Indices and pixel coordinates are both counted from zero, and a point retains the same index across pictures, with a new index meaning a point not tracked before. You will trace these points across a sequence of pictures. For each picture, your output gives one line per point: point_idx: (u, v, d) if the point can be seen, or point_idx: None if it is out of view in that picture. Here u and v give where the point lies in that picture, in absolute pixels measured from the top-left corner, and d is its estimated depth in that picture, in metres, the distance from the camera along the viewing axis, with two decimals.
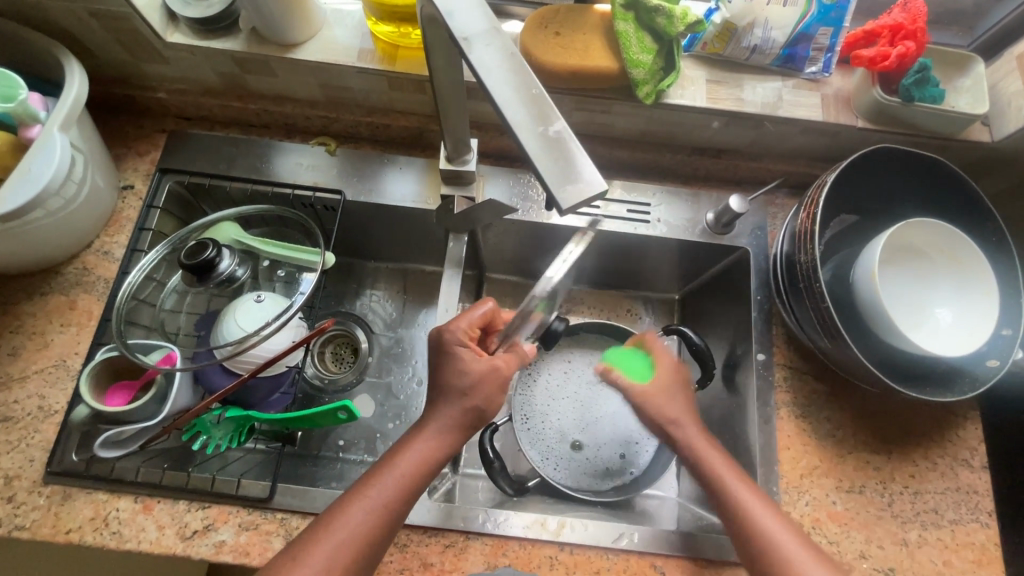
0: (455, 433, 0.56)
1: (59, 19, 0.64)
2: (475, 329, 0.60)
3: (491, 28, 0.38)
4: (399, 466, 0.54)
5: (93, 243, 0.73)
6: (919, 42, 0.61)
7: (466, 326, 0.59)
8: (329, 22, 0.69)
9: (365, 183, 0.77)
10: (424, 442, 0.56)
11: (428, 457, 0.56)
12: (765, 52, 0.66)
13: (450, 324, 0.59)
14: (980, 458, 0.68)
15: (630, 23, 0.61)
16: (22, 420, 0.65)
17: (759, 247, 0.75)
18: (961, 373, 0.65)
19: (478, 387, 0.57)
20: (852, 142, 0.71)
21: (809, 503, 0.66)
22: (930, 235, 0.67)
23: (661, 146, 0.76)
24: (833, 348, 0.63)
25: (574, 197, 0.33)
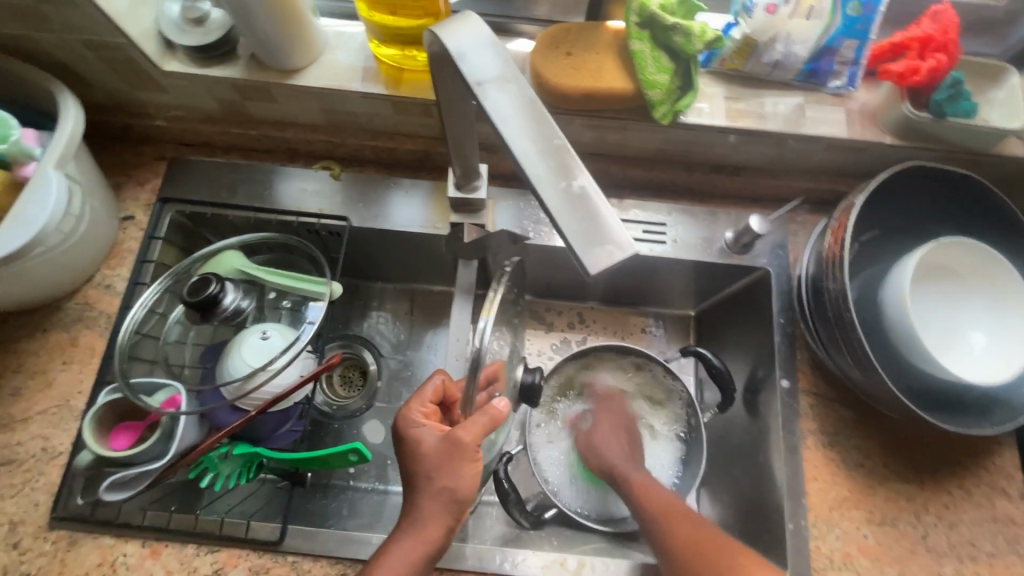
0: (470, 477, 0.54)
1: (53, 50, 0.62)
2: (430, 405, 0.57)
3: (505, 71, 0.36)
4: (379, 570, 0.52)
5: (93, 276, 0.71)
6: (951, 55, 0.58)
7: (419, 407, 0.56)
8: (330, 46, 0.67)
9: (371, 208, 0.75)
10: (410, 540, 0.53)
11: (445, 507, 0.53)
12: (786, 67, 0.63)
13: (404, 411, 0.56)
14: (1017, 486, 0.65)
15: (645, 42, 0.59)
16: (25, 462, 0.64)
17: (781, 268, 0.72)
18: (997, 400, 0.62)
19: (443, 467, 0.53)
20: (878, 158, 0.67)
21: (838, 537, 0.63)
22: (964, 254, 0.64)
23: (677, 164, 0.73)
24: (864, 378, 0.60)
25: (603, 261, 0.31)
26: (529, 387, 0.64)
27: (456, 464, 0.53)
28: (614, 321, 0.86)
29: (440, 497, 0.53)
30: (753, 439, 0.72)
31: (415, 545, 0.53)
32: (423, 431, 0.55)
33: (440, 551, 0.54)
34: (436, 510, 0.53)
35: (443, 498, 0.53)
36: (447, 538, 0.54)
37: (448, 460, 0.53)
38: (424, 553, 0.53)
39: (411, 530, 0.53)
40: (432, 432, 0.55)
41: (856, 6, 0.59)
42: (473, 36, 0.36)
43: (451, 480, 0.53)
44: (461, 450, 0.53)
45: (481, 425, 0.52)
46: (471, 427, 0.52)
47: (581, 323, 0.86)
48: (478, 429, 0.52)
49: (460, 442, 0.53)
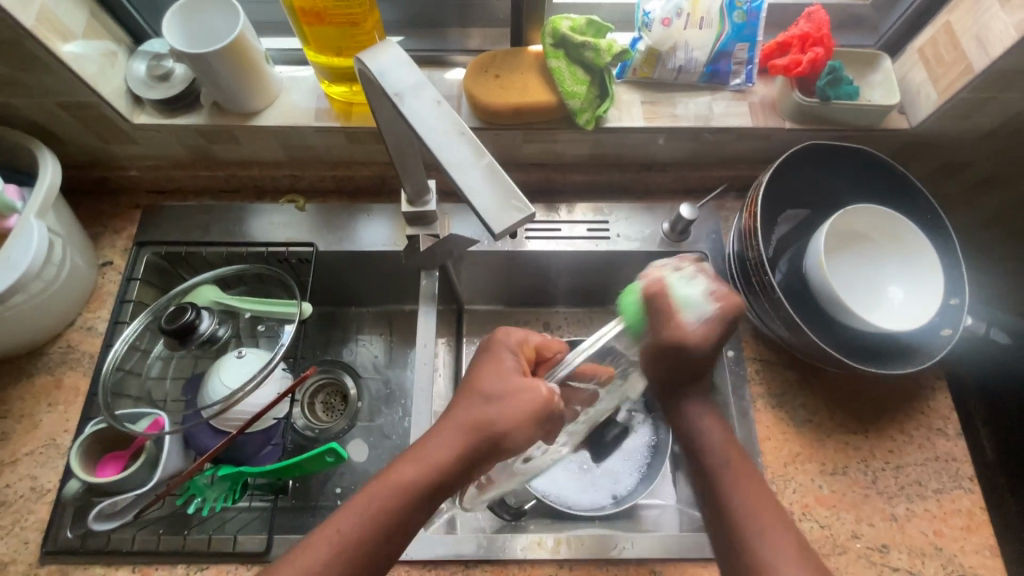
0: (518, 441, 0.51)
1: (32, 115, 0.69)
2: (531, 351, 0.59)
3: (420, 83, 0.42)
4: (344, 520, 0.49)
5: (75, 320, 0.75)
6: (827, 47, 0.67)
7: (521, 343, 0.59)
8: (285, 89, 0.74)
9: (336, 233, 0.81)
10: (414, 470, 0.51)
11: None
12: (690, 71, 0.72)
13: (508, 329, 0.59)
14: (953, 425, 0.70)
15: (561, 59, 0.67)
16: (14, 503, 0.66)
17: (715, 250, 0.79)
18: (920, 345, 0.68)
19: (508, 404, 0.52)
20: (784, 143, 0.76)
21: (796, 490, 0.67)
22: (869, 219, 0.71)
23: (611, 166, 0.81)
24: (792, 336, 0.66)
25: (508, 222, 0.37)
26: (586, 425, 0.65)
27: (518, 395, 0.53)
28: (581, 319, 0.90)
29: (471, 400, 0.53)
30: None
31: (415, 466, 0.51)
32: (511, 360, 0.56)
33: (436, 495, 0.51)
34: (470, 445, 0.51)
35: (481, 430, 0.51)
36: (457, 478, 0.51)
37: (516, 394, 0.52)
38: (424, 482, 0.50)
39: (422, 450, 0.52)
40: (517, 365, 0.56)
41: (740, 15, 0.68)
42: (389, 56, 0.43)
43: (505, 408, 0.52)
44: (536, 399, 0.52)
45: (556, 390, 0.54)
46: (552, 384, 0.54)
47: (547, 323, 0.90)
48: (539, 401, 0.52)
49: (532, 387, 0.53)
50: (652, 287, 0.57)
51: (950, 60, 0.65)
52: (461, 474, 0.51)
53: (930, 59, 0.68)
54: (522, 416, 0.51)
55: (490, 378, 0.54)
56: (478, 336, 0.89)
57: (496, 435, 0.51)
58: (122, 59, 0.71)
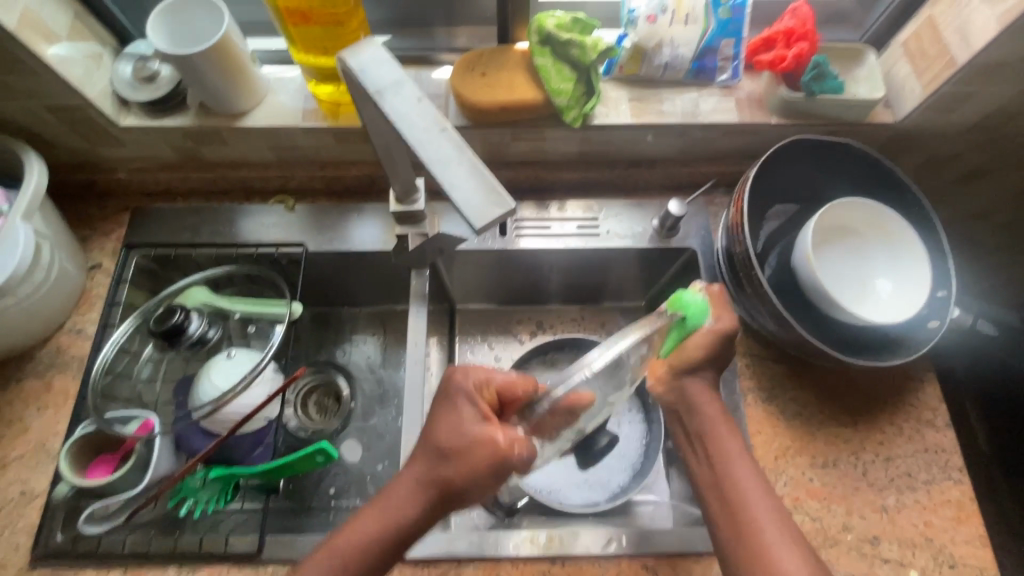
0: (478, 494, 0.52)
1: (17, 118, 0.69)
2: (489, 393, 0.56)
3: (400, 80, 0.43)
4: (360, 524, 0.51)
5: (64, 324, 0.75)
6: (812, 42, 0.67)
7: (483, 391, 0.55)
8: (273, 90, 0.74)
9: (326, 233, 0.81)
10: (375, 525, 0.51)
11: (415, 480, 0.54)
12: (676, 68, 0.72)
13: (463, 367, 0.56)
14: (942, 417, 0.71)
15: (547, 57, 0.67)
16: (4, 507, 0.66)
17: (704, 245, 0.79)
18: (907, 337, 0.69)
19: (463, 460, 0.51)
20: (771, 138, 0.76)
21: (786, 483, 0.67)
22: (856, 213, 0.71)
23: (600, 163, 0.81)
24: (780, 330, 0.66)
25: (489, 217, 0.38)
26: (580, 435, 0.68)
27: (474, 450, 0.51)
28: (574, 317, 0.90)
29: (428, 454, 0.52)
30: None
31: (373, 519, 0.51)
32: (465, 408, 0.54)
33: (404, 542, 0.51)
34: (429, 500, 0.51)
35: (438, 485, 0.51)
36: (417, 529, 0.52)
37: (469, 453, 0.51)
38: (387, 535, 0.50)
39: (381, 505, 0.51)
40: (473, 415, 0.53)
41: (726, 11, 0.68)
42: (370, 55, 0.43)
43: (464, 464, 0.51)
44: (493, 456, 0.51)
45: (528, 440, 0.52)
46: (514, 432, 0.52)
47: (539, 321, 0.90)
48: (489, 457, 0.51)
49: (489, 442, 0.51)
50: (709, 291, 0.62)
51: (933, 54, 0.66)
52: (419, 526, 0.52)
53: (915, 52, 0.68)
54: (480, 476, 0.51)
55: (449, 431, 0.52)
56: (470, 335, 0.89)
57: (454, 490, 0.51)
58: (108, 61, 0.70)
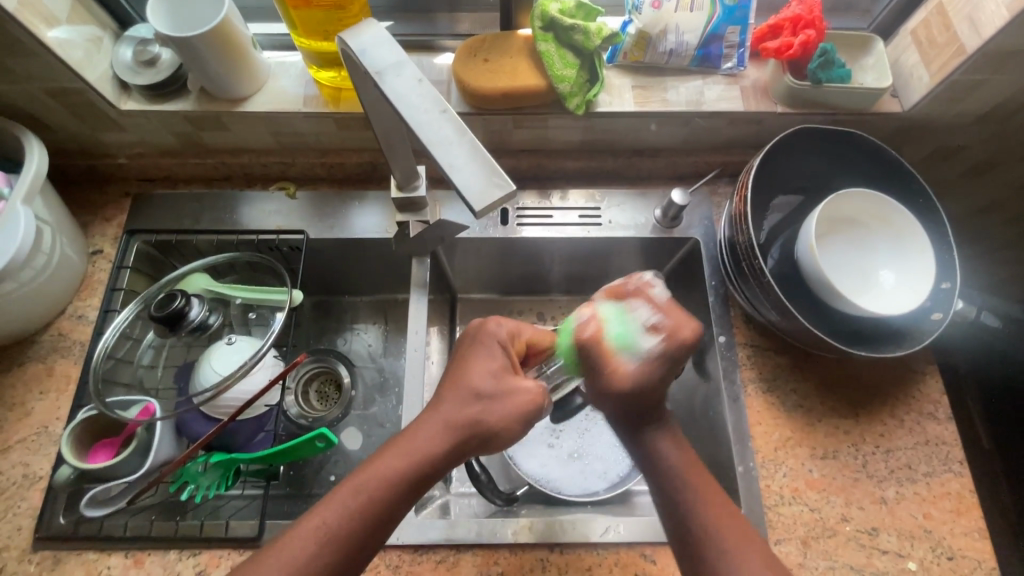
0: (507, 439, 0.53)
1: (17, 101, 0.68)
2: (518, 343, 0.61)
3: (401, 62, 0.42)
4: (364, 475, 0.49)
5: (65, 309, 0.75)
6: (819, 29, 0.66)
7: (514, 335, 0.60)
8: (274, 75, 0.74)
9: (327, 220, 0.80)
10: (403, 466, 0.50)
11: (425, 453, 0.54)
12: (681, 55, 0.71)
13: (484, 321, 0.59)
14: (944, 409, 0.70)
15: (551, 43, 0.66)
16: (7, 490, 0.66)
17: (707, 235, 0.78)
18: (911, 328, 0.68)
19: (499, 399, 0.53)
20: (776, 128, 0.75)
21: (786, 473, 0.67)
22: (861, 203, 0.70)
23: (603, 152, 0.80)
24: (783, 321, 0.66)
25: (489, 199, 0.37)
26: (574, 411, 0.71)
27: (508, 395, 0.53)
28: (576, 306, 0.90)
29: (461, 394, 0.53)
30: (706, 395, 0.75)
31: (398, 456, 0.50)
32: (498, 352, 0.56)
33: (425, 482, 0.51)
34: (458, 440, 0.51)
35: (467, 428, 0.52)
36: (441, 471, 0.51)
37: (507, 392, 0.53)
38: (412, 476, 0.50)
39: (409, 450, 0.51)
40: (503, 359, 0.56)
41: None
42: (371, 36, 0.43)
43: (498, 405, 0.53)
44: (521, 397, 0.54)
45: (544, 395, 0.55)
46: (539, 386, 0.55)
47: (539, 311, 0.90)
48: (517, 407, 0.53)
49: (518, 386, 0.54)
50: (631, 291, 0.62)
51: (942, 42, 0.65)
52: (443, 467, 0.51)
53: (923, 41, 0.68)
54: (512, 418, 0.53)
55: (486, 375, 0.54)
56: (471, 324, 0.89)
57: (486, 432, 0.52)
58: (109, 44, 0.70)
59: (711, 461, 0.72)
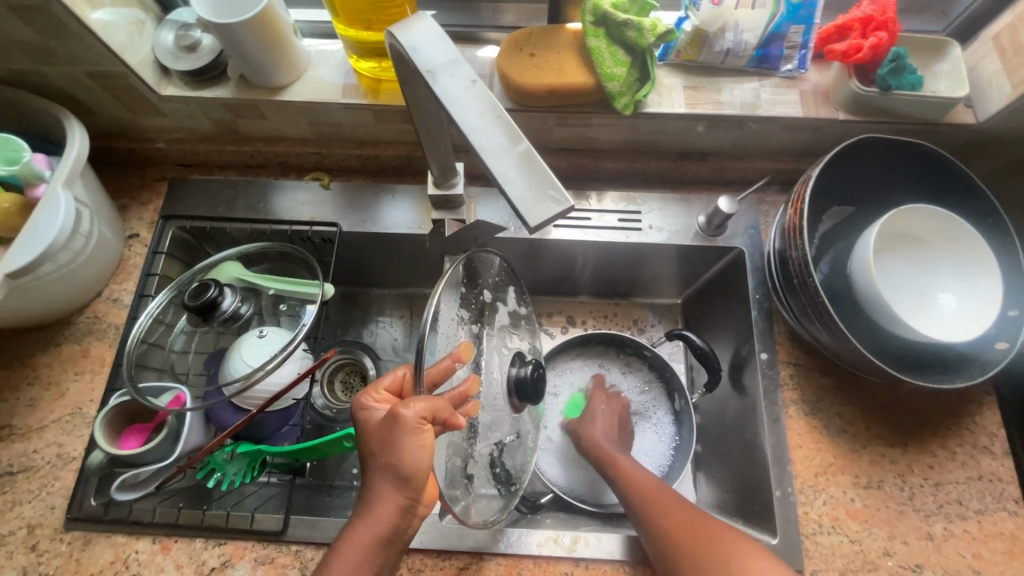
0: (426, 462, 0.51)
1: (60, 83, 0.68)
2: (384, 393, 0.56)
3: (454, 59, 0.40)
4: (337, 558, 0.52)
5: (102, 292, 0.76)
6: (891, 32, 0.61)
7: (375, 394, 0.56)
8: (314, 63, 0.72)
9: (361, 213, 0.79)
10: (360, 539, 0.52)
11: (398, 489, 0.52)
12: (738, 54, 0.67)
13: (358, 396, 0.56)
14: (1000, 443, 0.66)
15: (601, 38, 0.63)
16: (41, 468, 0.67)
17: (753, 246, 0.75)
18: (971, 358, 0.64)
19: (389, 444, 0.51)
20: (835, 135, 0.71)
21: (826, 501, 0.64)
22: (924, 220, 0.66)
23: (647, 154, 0.77)
24: (833, 342, 0.62)
25: (544, 214, 0.35)
26: (522, 381, 0.62)
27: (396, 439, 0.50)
28: (606, 311, 0.87)
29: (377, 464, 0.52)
30: (742, 412, 0.72)
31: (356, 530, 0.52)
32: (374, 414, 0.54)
33: (394, 537, 0.53)
34: (396, 493, 0.52)
35: (390, 475, 0.51)
36: (401, 522, 0.52)
37: (391, 435, 0.50)
38: (376, 540, 0.52)
39: (360, 525, 0.52)
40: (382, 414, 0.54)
41: None
42: (421, 31, 0.41)
43: (395, 455, 0.50)
44: (401, 423, 0.50)
45: (430, 400, 0.50)
46: (419, 401, 0.50)
47: (569, 314, 0.87)
48: (407, 434, 0.50)
49: (400, 416, 0.50)
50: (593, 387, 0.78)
51: None
52: (405, 517, 0.53)
53: (1007, 47, 0.62)
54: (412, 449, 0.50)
55: (375, 443, 0.52)
56: None
57: (408, 477, 0.51)
58: (151, 28, 0.69)
59: (745, 481, 0.69)
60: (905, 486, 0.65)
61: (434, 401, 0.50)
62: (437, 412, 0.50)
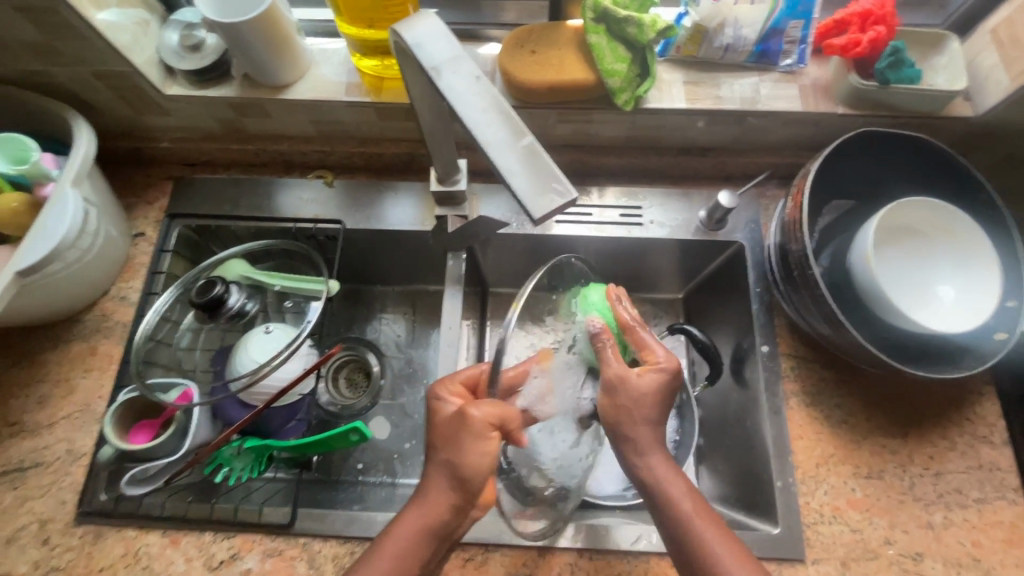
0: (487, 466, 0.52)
1: (66, 83, 0.69)
2: (458, 386, 0.57)
3: (458, 56, 0.41)
4: (386, 544, 0.53)
5: (109, 290, 0.77)
6: (889, 26, 0.62)
7: (450, 387, 0.57)
8: (316, 61, 0.73)
9: (364, 211, 0.80)
10: (413, 529, 0.53)
11: (454, 488, 0.53)
12: (737, 50, 0.68)
13: (433, 386, 0.57)
14: (1000, 434, 0.67)
15: (602, 35, 0.64)
16: (52, 464, 0.68)
17: (753, 240, 0.76)
18: (970, 349, 0.65)
19: (454, 443, 0.53)
20: (834, 129, 0.71)
21: (827, 492, 0.65)
22: (924, 213, 0.67)
23: (648, 149, 0.77)
24: (834, 334, 0.63)
25: (547, 207, 0.36)
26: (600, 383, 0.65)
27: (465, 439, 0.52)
28: None
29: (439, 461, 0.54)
30: (744, 405, 0.72)
31: (410, 521, 0.54)
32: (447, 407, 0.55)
33: (447, 534, 0.54)
34: (451, 491, 0.53)
35: (449, 472, 0.53)
36: (453, 520, 0.53)
37: (458, 434, 0.52)
38: (426, 531, 0.53)
39: (415, 514, 0.53)
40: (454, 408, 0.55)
41: None
42: (426, 28, 0.41)
43: (459, 454, 0.52)
44: (469, 425, 0.52)
45: (499, 407, 0.53)
46: (487, 405, 0.53)
47: None
48: (474, 440, 0.52)
49: (469, 418, 0.52)
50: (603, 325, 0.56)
51: None
52: (459, 516, 0.53)
53: (1005, 41, 0.63)
54: (474, 454, 0.52)
55: (440, 437, 0.54)
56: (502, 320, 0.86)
57: (465, 479, 0.53)
58: (155, 28, 0.70)
59: (746, 473, 0.70)
60: (906, 476, 0.65)
61: (503, 409, 0.53)
62: (505, 420, 0.53)
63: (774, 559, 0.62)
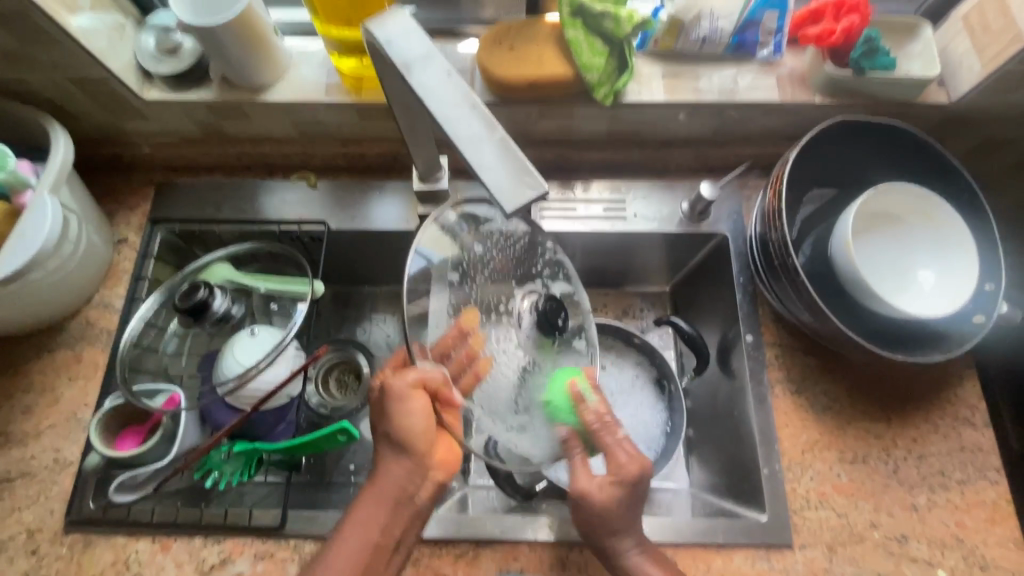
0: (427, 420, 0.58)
1: (42, 90, 0.69)
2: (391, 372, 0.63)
3: (428, 53, 0.41)
4: (352, 524, 0.57)
5: (93, 297, 0.76)
6: (864, 15, 0.63)
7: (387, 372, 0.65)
8: (295, 62, 0.73)
9: (349, 211, 0.80)
10: (371, 501, 0.58)
11: (399, 454, 0.59)
12: (715, 42, 0.68)
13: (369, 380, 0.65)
14: (981, 415, 0.68)
15: (579, 29, 0.64)
16: (39, 473, 0.68)
17: (736, 231, 0.76)
18: (950, 332, 0.66)
19: (386, 416, 0.58)
20: (812, 119, 0.72)
21: (813, 477, 0.66)
22: (903, 199, 0.67)
23: (630, 143, 0.78)
24: (815, 322, 0.64)
25: (520, 200, 0.36)
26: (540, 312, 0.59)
27: (400, 408, 0.57)
28: (596, 300, 0.88)
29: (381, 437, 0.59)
30: (731, 394, 0.73)
31: (372, 497, 0.58)
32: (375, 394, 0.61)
33: (405, 501, 0.58)
34: (399, 458, 0.59)
35: (394, 441, 0.59)
36: (408, 483, 0.58)
37: (387, 406, 0.57)
38: (383, 500, 0.58)
39: (372, 488, 0.58)
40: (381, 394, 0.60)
41: None
42: (396, 25, 0.42)
43: (391, 422, 0.58)
44: (395, 393, 0.57)
45: (420, 371, 0.56)
46: (410, 372, 0.57)
47: None
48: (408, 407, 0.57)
49: (394, 386, 0.57)
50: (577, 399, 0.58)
51: (998, 29, 0.61)
52: (413, 478, 0.59)
53: (977, 27, 0.64)
54: (407, 416, 0.57)
55: (374, 414, 0.60)
56: None
57: (405, 442, 0.58)
58: (131, 32, 0.70)
59: (734, 461, 0.70)
60: (890, 459, 0.66)
61: (424, 372, 0.56)
62: (426, 382, 0.56)
63: (762, 546, 0.62)
